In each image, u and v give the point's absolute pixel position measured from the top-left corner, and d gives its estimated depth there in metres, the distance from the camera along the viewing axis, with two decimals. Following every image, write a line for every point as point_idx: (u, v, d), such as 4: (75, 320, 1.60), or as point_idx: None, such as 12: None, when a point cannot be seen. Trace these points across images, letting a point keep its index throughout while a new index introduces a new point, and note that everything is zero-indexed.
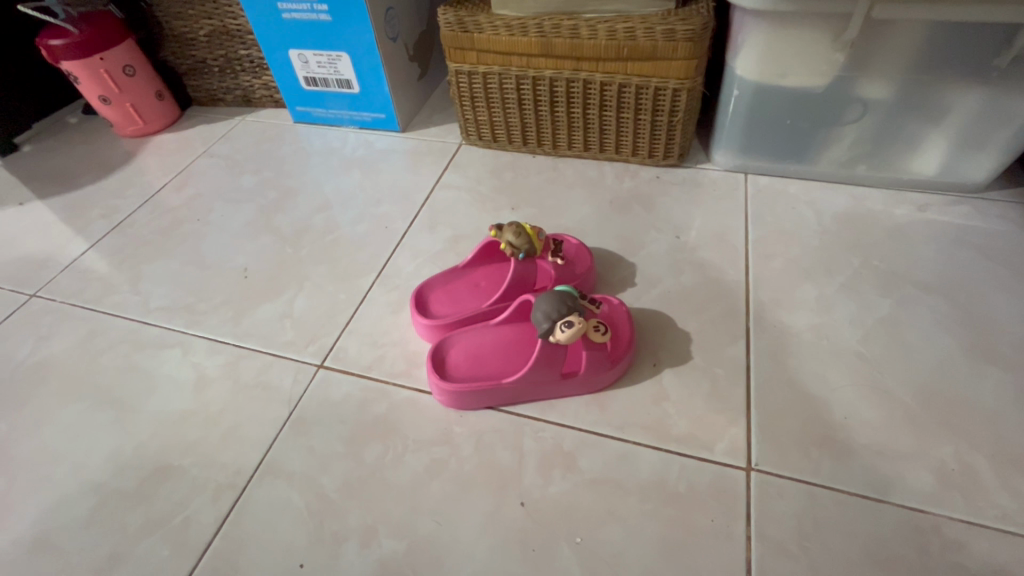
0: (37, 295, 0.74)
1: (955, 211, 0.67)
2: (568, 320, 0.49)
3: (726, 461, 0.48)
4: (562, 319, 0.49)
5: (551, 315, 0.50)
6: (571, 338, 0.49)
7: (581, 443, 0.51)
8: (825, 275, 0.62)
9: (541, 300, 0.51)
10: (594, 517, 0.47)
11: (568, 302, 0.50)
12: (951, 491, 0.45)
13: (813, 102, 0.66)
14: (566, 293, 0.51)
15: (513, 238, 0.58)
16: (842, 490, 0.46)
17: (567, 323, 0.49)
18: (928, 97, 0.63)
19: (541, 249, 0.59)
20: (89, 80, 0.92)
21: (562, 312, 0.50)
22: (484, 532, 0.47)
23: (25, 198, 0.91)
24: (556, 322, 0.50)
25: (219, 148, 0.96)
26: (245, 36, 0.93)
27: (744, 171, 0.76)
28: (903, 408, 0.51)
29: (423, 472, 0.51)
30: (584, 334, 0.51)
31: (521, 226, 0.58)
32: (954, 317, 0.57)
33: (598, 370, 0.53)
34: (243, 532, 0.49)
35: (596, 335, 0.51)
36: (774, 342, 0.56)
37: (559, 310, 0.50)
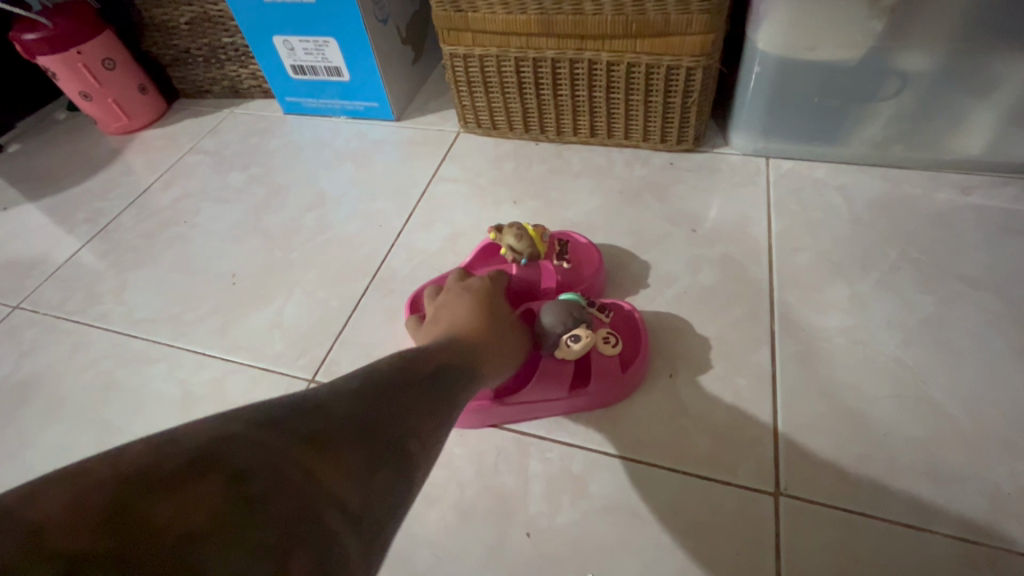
0: (21, 306, 0.71)
1: (1004, 194, 0.61)
2: (575, 333, 0.47)
3: (751, 485, 0.44)
4: (566, 331, 0.48)
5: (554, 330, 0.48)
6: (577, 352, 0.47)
7: (591, 465, 0.47)
8: (858, 271, 0.56)
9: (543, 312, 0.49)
10: (606, 549, 0.43)
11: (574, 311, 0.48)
12: (1007, 519, 0.41)
13: (843, 77, 0.60)
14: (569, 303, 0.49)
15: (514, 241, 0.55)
16: (882, 518, 0.42)
17: (574, 336, 0.47)
18: (975, 67, 0.56)
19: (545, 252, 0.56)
20: (67, 75, 0.87)
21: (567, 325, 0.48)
22: (487, 566, 0.43)
23: (9, 202, 0.88)
24: (563, 334, 0.48)
25: (207, 143, 0.92)
26: (227, 23, 0.87)
27: (765, 155, 0.69)
28: (948, 422, 0.46)
29: (421, 500, 0.47)
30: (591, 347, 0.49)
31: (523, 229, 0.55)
32: (1006, 317, 0.51)
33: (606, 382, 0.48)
34: None
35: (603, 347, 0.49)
36: (803, 348, 0.51)
37: (564, 323, 0.48)
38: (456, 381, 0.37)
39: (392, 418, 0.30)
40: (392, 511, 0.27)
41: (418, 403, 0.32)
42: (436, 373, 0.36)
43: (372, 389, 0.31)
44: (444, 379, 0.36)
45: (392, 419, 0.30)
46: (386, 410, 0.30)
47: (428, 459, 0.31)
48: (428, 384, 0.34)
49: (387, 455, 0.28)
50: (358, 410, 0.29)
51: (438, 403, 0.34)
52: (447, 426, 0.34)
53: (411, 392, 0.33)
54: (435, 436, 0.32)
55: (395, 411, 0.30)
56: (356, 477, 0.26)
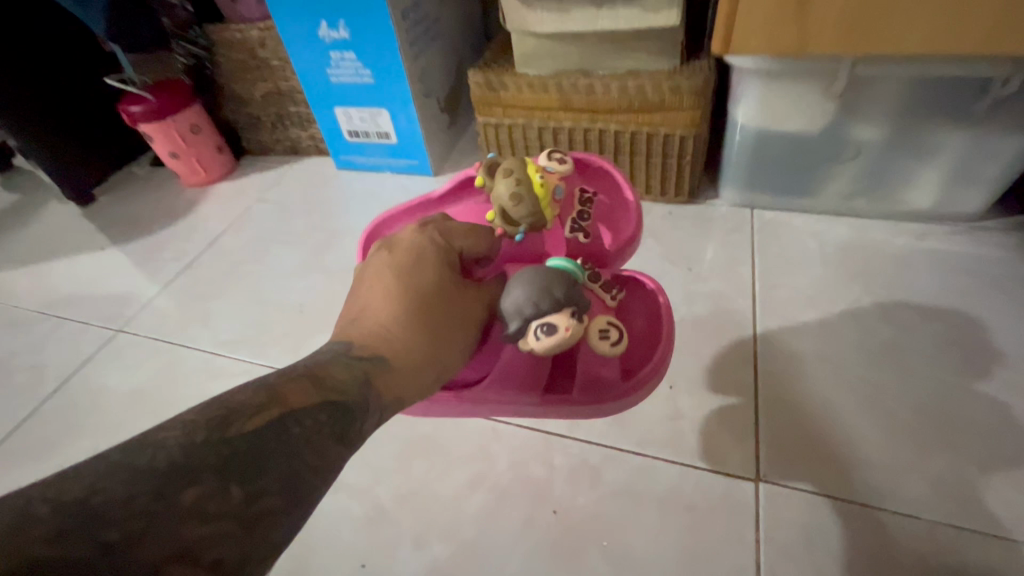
0: (122, 330, 0.84)
1: (952, 239, 0.72)
2: (550, 326, 0.42)
3: (737, 473, 0.54)
4: (542, 318, 0.43)
5: (526, 313, 0.43)
6: (553, 348, 0.42)
7: (606, 458, 0.57)
8: (828, 303, 0.67)
9: (523, 280, 0.45)
10: (618, 523, 0.52)
11: (555, 296, 0.43)
12: (944, 500, 0.50)
13: (810, 145, 0.73)
14: (553, 280, 0.44)
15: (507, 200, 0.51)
16: (843, 499, 0.51)
17: (547, 327, 0.42)
18: (916, 138, 0.69)
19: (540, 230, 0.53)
20: (162, 139, 1.04)
21: (546, 310, 0.43)
22: (521, 536, 0.53)
23: (106, 244, 1.03)
24: (536, 326, 0.42)
25: (271, 195, 1.07)
26: (295, 95, 1.05)
27: (750, 206, 0.82)
28: (899, 425, 0.55)
29: (467, 485, 0.57)
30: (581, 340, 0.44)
31: (527, 196, 0.51)
32: (951, 341, 0.61)
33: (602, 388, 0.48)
34: (312, 539, 0.56)
35: (605, 346, 0.45)
36: (780, 365, 0.62)
37: (538, 309, 0.43)
38: (308, 449, 0.32)
39: (189, 522, 0.25)
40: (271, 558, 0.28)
41: (235, 491, 0.27)
42: (278, 447, 0.31)
43: (171, 480, 0.26)
44: (287, 452, 0.31)
45: (186, 523, 0.25)
46: (179, 510, 0.25)
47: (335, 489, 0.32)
48: (265, 462, 0.29)
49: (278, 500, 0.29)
50: (144, 511, 0.24)
51: (283, 483, 0.29)
52: (289, 516, 0.29)
53: (232, 476, 0.28)
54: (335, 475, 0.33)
55: (193, 510, 0.26)
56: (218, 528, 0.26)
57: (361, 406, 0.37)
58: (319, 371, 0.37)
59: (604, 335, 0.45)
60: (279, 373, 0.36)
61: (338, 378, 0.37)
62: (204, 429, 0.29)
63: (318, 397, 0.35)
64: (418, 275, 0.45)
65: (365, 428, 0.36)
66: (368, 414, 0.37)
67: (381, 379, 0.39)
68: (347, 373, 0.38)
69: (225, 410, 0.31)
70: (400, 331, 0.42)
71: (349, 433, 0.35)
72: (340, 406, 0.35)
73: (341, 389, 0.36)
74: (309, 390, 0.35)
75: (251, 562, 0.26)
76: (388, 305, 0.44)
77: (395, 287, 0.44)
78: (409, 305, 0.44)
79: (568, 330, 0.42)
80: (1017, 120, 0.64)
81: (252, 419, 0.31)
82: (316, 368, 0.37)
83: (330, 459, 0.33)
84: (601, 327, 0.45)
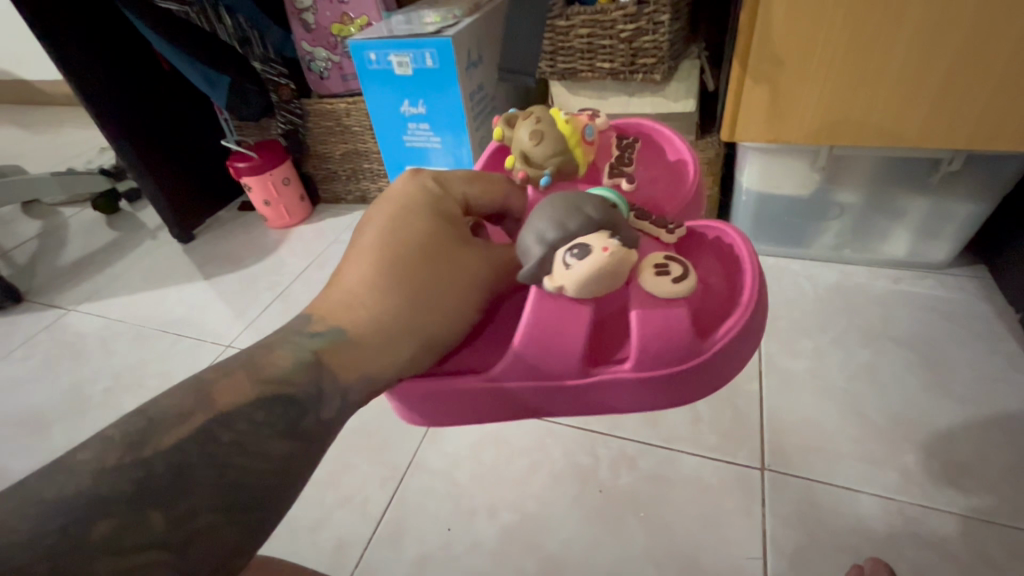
0: (231, 346, 1.01)
1: (923, 283, 0.87)
2: (580, 248, 0.43)
3: (746, 463, 0.68)
4: (574, 242, 0.44)
5: (552, 241, 0.45)
6: (590, 268, 0.43)
7: (640, 450, 0.71)
8: (820, 332, 0.82)
9: (545, 211, 0.46)
10: (651, 500, 0.66)
11: (584, 215, 0.45)
12: (911, 484, 0.64)
13: (802, 205, 0.91)
14: (584, 200, 0.46)
15: (529, 141, 0.60)
16: (831, 483, 0.65)
17: (578, 250, 0.43)
18: (887, 201, 0.87)
19: (568, 170, 0.60)
20: (259, 189, 1.25)
21: (577, 234, 0.44)
22: (574, 508, 0.67)
23: (206, 275, 1.21)
24: (567, 249, 0.44)
25: (345, 236, 1.26)
26: (370, 154, 1.26)
27: (755, 253, 0.98)
28: (876, 428, 0.69)
29: (529, 469, 0.71)
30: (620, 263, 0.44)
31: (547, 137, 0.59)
32: (920, 364, 0.76)
33: (671, 344, 0.46)
34: (404, 509, 0.70)
35: (665, 283, 0.45)
36: (780, 381, 0.76)
37: (566, 233, 0.44)
38: (238, 461, 0.37)
39: (105, 556, 0.30)
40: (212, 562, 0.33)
41: (156, 517, 0.32)
42: (202, 461, 0.35)
43: (83, 514, 0.30)
44: (215, 464, 0.36)
45: (102, 557, 0.29)
46: (89, 547, 0.29)
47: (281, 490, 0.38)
48: (189, 482, 0.34)
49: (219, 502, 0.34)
50: (54, 553, 0.29)
51: (212, 499, 0.34)
52: (223, 528, 0.34)
53: (151, 504, 0.32)
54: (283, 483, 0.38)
55: (109, 544, 0.30)
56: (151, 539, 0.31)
57: (308, 399, 0.42)
58: (259, 362, 0.42)
59: (663, 271, 0.46)
60: (215, 370, 0.41)
61: (283, 368, 0.42)
62: (121, 449, 0.34)
63: (251, 398, 0.40)
64: (391, 238, 0.48)
65: (319, 419, 0.42)
66: (324, 401, 0.43)
67: (336, 362, 0.44)
68: (292, 359, 0.43)
69: (148, 422, 0.35)
70: (369, 293, 0.46)
71: (297, 426, 0.40)
72: (287, 401, 0.41)
73: (286, 383, 0.42)
74: (242, 390, 0.40)
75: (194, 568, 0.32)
76: (363, 272, 0.47)
77: (373, 248, 0.48)
78: (381, 268, 0.47)
79: (607, 250, 0.42)
80: (968, 187, 0.82)
81: (175, 431, 0.35)
82: (260, 361, 0.43)
83: (272, 459, 0.38)
84: (659, 262, 0.47)
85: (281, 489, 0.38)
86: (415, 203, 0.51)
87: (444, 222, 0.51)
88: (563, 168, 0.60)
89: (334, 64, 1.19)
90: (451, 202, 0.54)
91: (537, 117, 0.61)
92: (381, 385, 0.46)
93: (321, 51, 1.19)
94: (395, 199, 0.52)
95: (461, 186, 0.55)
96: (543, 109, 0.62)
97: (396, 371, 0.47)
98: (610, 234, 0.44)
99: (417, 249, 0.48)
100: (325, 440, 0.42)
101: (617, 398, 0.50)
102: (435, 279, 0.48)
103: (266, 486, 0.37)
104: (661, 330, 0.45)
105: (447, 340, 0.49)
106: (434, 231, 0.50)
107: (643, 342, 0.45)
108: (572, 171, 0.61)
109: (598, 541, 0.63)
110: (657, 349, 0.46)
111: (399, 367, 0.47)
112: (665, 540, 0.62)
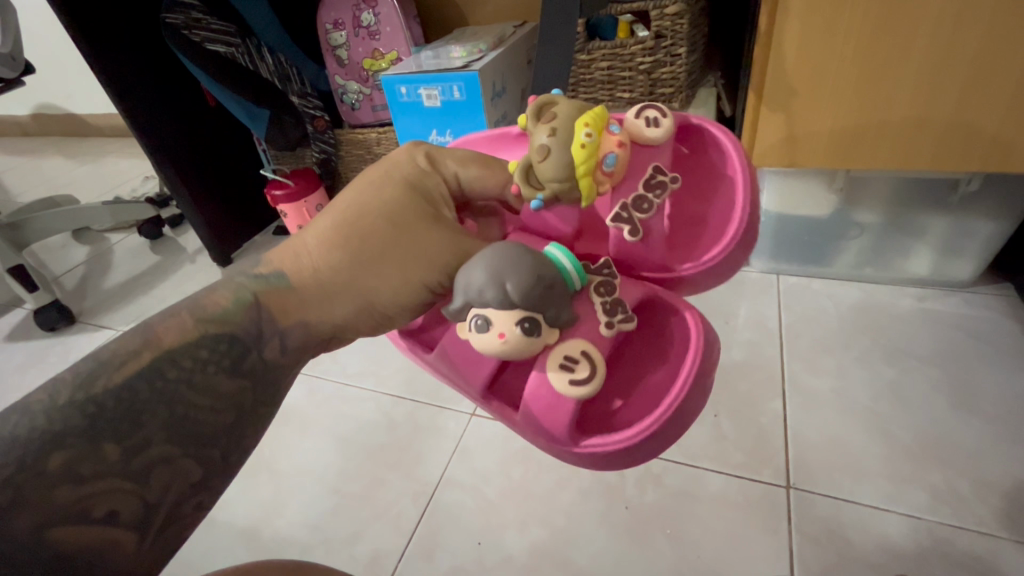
0: None
1: (948, 301, 0.87)
2: (482, 322, 0.46)
3: (772, 482, 0.69)
4: (483, 311, 0.46)
5: (471, 298, 0.46)
6: (486, 343, 0.47)
7: (666, 468, 0.73)
8: (844, 351, 0.83)
9: (483, 261, 0.46)
10: (678, 516, 0.68)
11: (504, 291, 0.45)
12: (940, 504, 0.64)
13: (822, 224, 0.93)
14: (510, 270, 0.45)
15: (536, 156, 0.54)
16: (857, 501, 0.66)
17: (482, 322, 0.46)
18: (908, 220, 0.88)
19: (568, 198, 0.54)
20: (294, 215, 1.29)
21: (492, 307, 0.46)
22: (601, 525, 0.68)
23: None
24: (472, 315, 0.47)
25: None
26: None
27: (776, 272, 0.99)
28: (903, 448, 0.70)
29: (556, 485, 0.73)
30: (512, 351, 0.47)
31: (553, 154, 0.53)
32: (948, 383, 0.76)
33: (549, 420, 0.50)
34: (436, 523, 0.72)
35: (563, 378, 0.49)
36: (804, 399, 0.77)
37: (482, 300, 0.45)
38: (187, 398, 0.40)
39: (66, 483, 0.34)
40: (177, 491, 0.38)
41: (111, 448, 0.36)
42: (151, 398, 0.38)
43: (39, 448, 0.34)
44: (164, 400, 0.39)
45: (62, 486, 0.34)
46: (50, 478, 0.34)
47: (238, 435, 0.42)
48: (141, 416, 0.38)
49: (178, 437, 0.39)
50: (14, 483, 0.33)
51: (166, 433, 0.38)
52: (181, 461, 0.38)
53: (105, 436, 0.36)
54: (243, 433, 0.43)
55: (68, 475, 0.34)
56: (112, 472, 0.36)
57: (248, 337, 0.44)
58: (202, 303, 0.44)
59: (567, 367, 0.49)
60: (162, 312, 0.43)
61: (225, 307, 0.44)
62: (71, 388, 0.37)
63: (195, 335, 0.42)
64: (357, 204, 0.51)
65: (262, 356, 0.45)
66: (263, 340, 0.45)
67: (274, 306, 0.46)
68: (233, 298, 0.45)
69: (96, 363, 0.38)
70: (324, 249, 0.48)
71: (241, 364, 0.43)
72: (229, 338, 0.43)
73: (227, 321, 0.44)
74: (186, 328, 0.42)
75: (152, 501, 0.37)
76: (324, 228, 0.50)
77: (345, 207, 0.51)
78: (341, 228, 0.49)
79: (502, 337, 0.46)
80: (989, 205, 0.83)
81: (123, 369, 0.38)
82: (202, 301, 0.44)
83: (219, 395, 0.42)
84: (570, 356, 0.49)
85: (235, 427, 0.42)
86: (394, 173, 0.55)
87: (416, 198, 0.53)
88: (560, 195, 0.54)
89: (365, 96, 1.26)
90: (439, 181, 0.57)
91: (555, 129, 0.53)
92: (316, 338, 0.48)
93: (354, 85, 1.26)
94: (382, 160, 0.57)
95: (454, 165, 0.59)
96: (573, 117, 0.54)
97: (332, 327, 0.48)
98: (518, 320, 0.46)
99: (380, 215, 0.50)
100: (273, 376, 0.45)
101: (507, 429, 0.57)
102: (390, 247, 0.49)
103: (219, 423, 0.41)
104: (544, 408, 0.50)
105: (390, 308, 0.49)
106: (404, 201, 0.52)
107: (527, 410, 0.51)
108: (573, 200, 0.55)
109: (626, 556, 0.65)
110: (539, 422, 0.51)
111: (337, 324, 0.48)
112: (692, 556, 0.64)
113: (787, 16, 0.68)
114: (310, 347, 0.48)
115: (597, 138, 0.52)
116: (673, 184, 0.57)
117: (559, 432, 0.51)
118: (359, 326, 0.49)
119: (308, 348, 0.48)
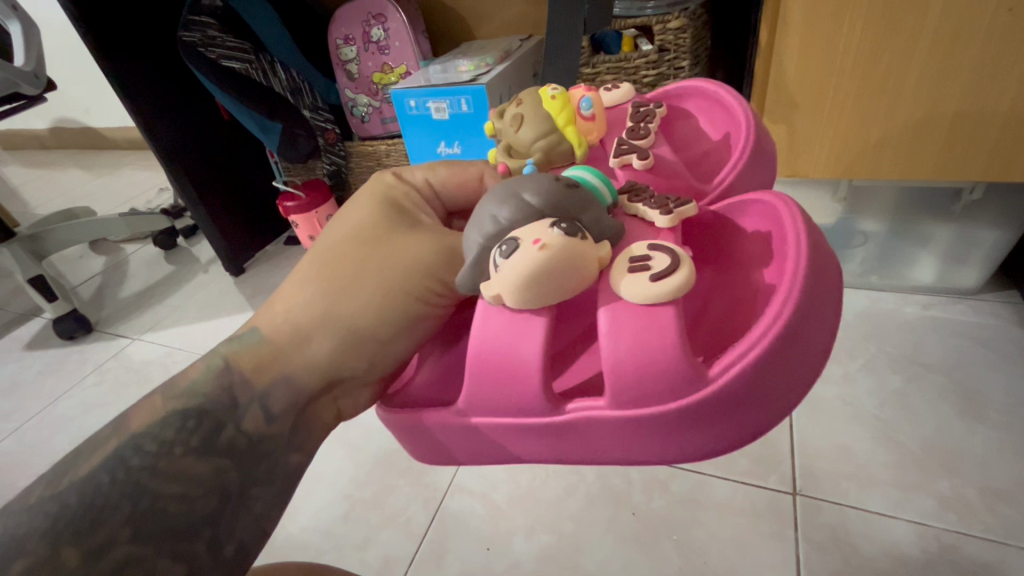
0: None
1: (955, 309, 0.87)
2: (509, 242, 0.34)
3: (777, 487, 0.69)
4: (509, 235, 0.34)
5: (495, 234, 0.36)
6: (523, 267, 0.33)
7: (672, 474, 0.74)
8: (849, 358, 0.83)
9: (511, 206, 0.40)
10: (685, 523, 0.68)
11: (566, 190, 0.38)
12: (949, 511, 0.64)
13: (828, 232, 0.94)
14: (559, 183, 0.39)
15: (512, 130, 0.57)
16: (864, 508, 0.66)
17: (508, 246, 0.33)
18: (912, 228, 0.90)
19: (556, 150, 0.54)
20: (306, 225, 1.31)
21: (515, 228, 0.35)
22: (611, 531, 0.69)
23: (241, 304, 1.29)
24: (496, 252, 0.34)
25: None
26: None
27: None
28: (910, 455, 0.70)
29: (564, 491, 0.74)
30: (563, 267, 0.33)
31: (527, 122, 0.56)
32: (954, 391, 0.76)
33: (656, 370, 0.32)
34: (445, 529, 0.73)
35: (642, 280, 0.33)
36: (809, 406, 0.78)
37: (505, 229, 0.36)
38: (153, 488, 0.37)
39: None
40: None
41: (70, 553, 0.34)
42: (113, 492, 0.36)
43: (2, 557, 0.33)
44: (128, 494, 0.36)
45: None
46: None
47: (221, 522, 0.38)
48: (104, 514, 0.35)
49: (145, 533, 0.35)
50: None
51: (132, 529, 0.35)
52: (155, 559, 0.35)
53: (63, 540, 0.34)
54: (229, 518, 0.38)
55: None
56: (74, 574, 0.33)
57: (221, 409, 0.41)
58: (175, 381, 0.43)
59: (640, 266, 0.34)
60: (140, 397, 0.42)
61: (196, 381, 0.43)
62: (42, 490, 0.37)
63: (163, 416, 0.40)
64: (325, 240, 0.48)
65: (240, 430, 0.41)
66: (240, 411, 0.42)
67: (248, 367, 0.43)
68: (205, 369, 0.44)
69: None
70: (295, 292, 0.45)
71: (213, 443, 0.40)
72: (199, 414, 0.41)
73: (198, 396, 0.42)
74: (155, 410, 0.41)
75: None
76: (298, 273, 0.47)
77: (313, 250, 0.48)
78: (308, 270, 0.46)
79: (539, 243, 0.33)
80: (992, 214, 0.84)
81: (89, 465, 0.38)
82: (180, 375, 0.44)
83: (191, 478, 0.38)
84: (638, 255, 0.35)
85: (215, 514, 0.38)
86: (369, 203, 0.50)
87: (390, 219, 0.48)
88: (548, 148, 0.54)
89: (374, 108, 1.29)
90: (416, 195, 0.52)
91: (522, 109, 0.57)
92: (306, 393, 0.44)
93: (363, 98, 1.29)
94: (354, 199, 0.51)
95: (423, 173, 0.54)
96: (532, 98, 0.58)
97: (321, 373, 0.44)
98: (556, 221, 0.34)
99: (351, 243, 0.46)
100: (257, 450, 0.41)
101: (612, 443, 0.36)
102: (360, 271, 0.44)
103: (194, 512, 0.37)
104: (640, 346, 0.33)
105: (376, 335, 0.44)
106: (377, 224, 0.48)
107: (615, 366, 0.33)
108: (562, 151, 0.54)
109: (633, 562, 0.66)
110: (632, 375, 0.33)
111: (322, 366, 0.44)
112: (700, 563, 0.64)
113: (788, 31, 0.69)
114: (301, 406, 0.44)
115: (564, 91, 0.55)
116: (660, 109, 0.54)
117: (673, 360, 0.32)
118: (350, 363, 0.44)
119: (299, 408, 0.44)
